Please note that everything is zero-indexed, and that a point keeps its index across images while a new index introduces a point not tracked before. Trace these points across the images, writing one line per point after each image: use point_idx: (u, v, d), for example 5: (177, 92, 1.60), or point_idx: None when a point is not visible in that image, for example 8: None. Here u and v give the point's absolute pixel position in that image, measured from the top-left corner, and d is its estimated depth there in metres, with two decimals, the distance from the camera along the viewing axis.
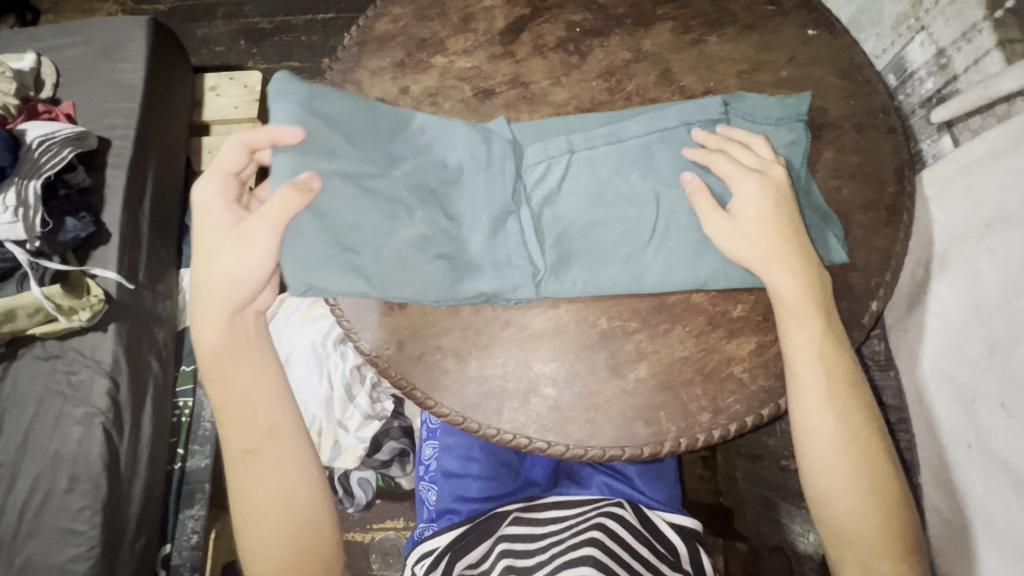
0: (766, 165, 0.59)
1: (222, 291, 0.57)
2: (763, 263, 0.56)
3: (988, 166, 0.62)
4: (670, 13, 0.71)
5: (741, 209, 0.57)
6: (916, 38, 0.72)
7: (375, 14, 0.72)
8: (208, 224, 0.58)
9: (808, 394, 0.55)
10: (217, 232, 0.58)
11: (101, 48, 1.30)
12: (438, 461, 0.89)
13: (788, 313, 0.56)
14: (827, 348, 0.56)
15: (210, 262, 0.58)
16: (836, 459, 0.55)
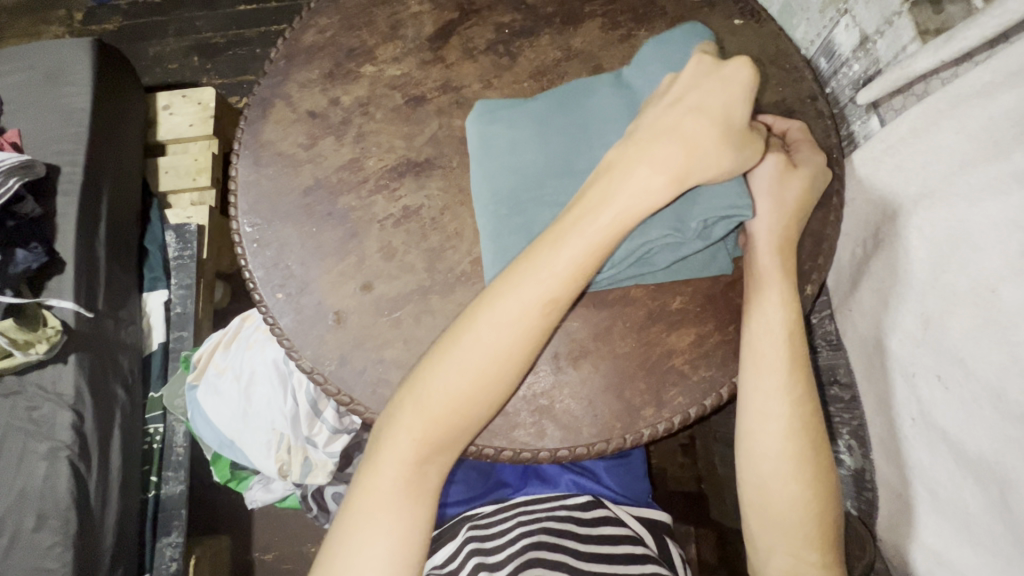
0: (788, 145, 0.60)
1: (647, 201, 0.53)
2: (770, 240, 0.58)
3: (909, 144, 0.63)
4: (599, 9, 0.71)
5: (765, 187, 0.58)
6: (841, 21, 0.73)
7: (302, 26, 0.71)
8: (717, 116, 0.53)
9: (763, 381, 0.56)
10: (722, 129, 0.53)
11: (44, 72, 1.27)
12: None
13: (760, 288, 0.58)
14: (790, 334, 0.57)
15: (665, 147, 0.53)
16: (781, 446, 0.55)
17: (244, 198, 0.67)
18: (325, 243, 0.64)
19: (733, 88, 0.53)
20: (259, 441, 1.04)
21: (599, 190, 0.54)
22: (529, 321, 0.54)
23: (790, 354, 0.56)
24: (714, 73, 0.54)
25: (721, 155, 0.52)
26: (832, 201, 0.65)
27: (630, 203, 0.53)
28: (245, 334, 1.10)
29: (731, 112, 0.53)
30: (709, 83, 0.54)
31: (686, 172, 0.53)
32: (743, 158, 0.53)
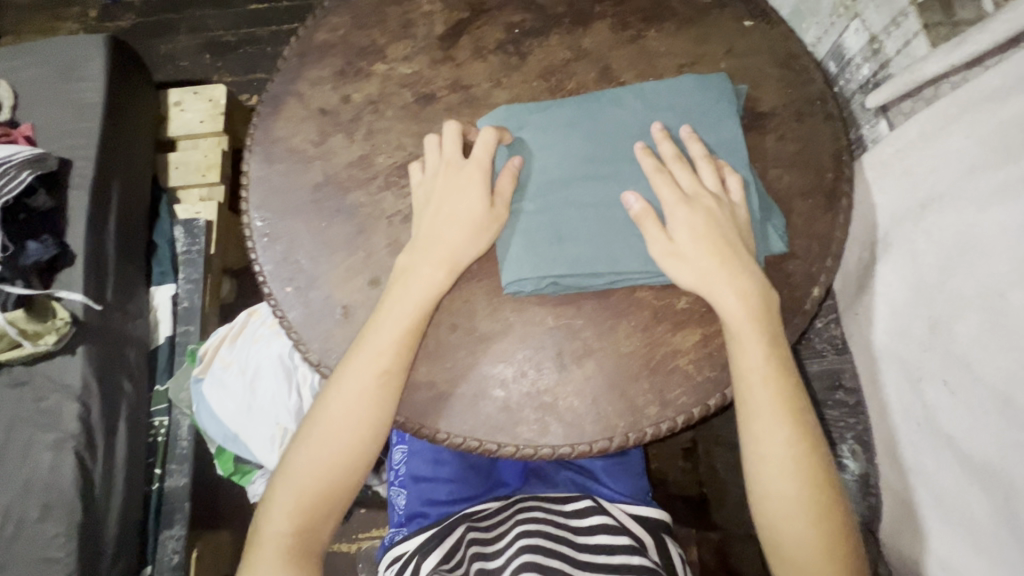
0: (698, 190, 0.59)
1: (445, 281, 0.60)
2: (707, 284, 0.57)
3: (918, 149, 0.63)
4: (608, 10, 0.71)
5: (680, 233, 0.58)
6: (851, 25, 0.74)
7: (315, 24, 0.72)
8: (463, 212, 0.60)
9: (766, 409, 0.56)
10: (472, 219, 0.60)
11: (58, 67, 1.28)
12: (406, 466, 0.88)
13: (738, 337, 0.57)
14: (778, 364, 0.57)
15: (449, 237, 0.60)
16: (788, 461, 0.55)
17: (255, 193, 0.67)
18: (334, 238, 0.65)
19: (473, 186, 0.61)
20: (262, 435, 1.04)
21: (397, 291, 0.60)
22: (360, 394, 0.59)
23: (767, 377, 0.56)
24: (454, 170, 0.62)
25: (468, 241, 0.60)
26: (841, 204, 0.65)
27: (424, 295, 0.59)
28: (251, 329, 1.11)
29: (470, 207, 0.61)
30: (454, 178, 0.61)
31: (456, 262, 0.60)
32: (486, 241, 0.61)
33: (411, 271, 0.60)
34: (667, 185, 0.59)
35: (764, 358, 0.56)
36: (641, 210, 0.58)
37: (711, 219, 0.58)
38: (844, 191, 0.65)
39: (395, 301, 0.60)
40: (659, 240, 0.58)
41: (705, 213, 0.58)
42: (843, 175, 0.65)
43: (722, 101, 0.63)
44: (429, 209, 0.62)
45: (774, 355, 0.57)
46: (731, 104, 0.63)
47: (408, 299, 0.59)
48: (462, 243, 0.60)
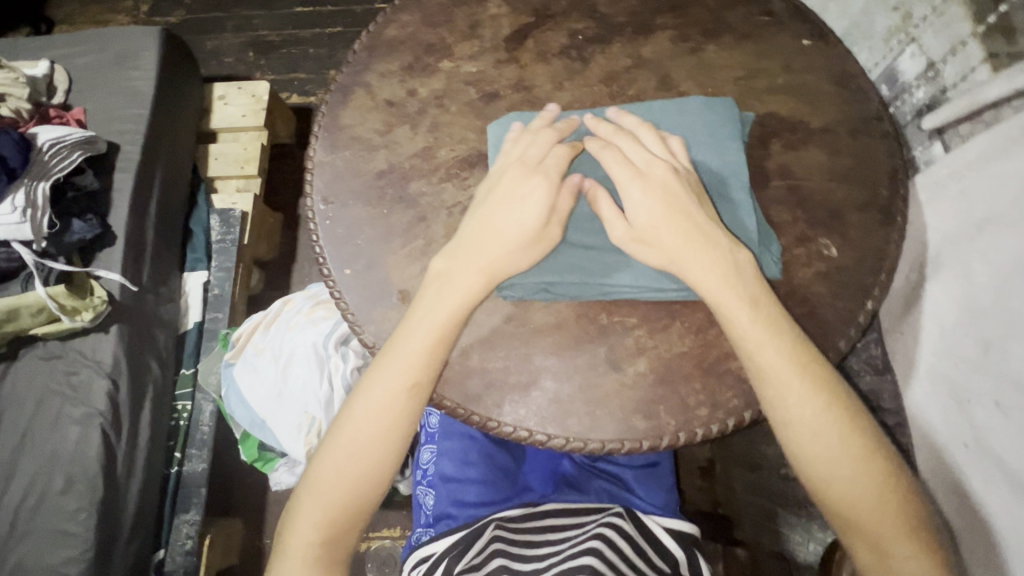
0: (649, 163, 0.60)
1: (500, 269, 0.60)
2: (679, 263, 0.58)
3: (976, 170, 0.63)
4: (669, 22, 0.73)
5: (639, 217, 0.59)
6: (907, 50, 0.75)
7: (385, 21, 0.75)
8: (513, 226, 0.60)
9: (814, 424, 0.55)
10: (519, 233, 0.60)
11: (114, 55, 1.33)
12: (435, 466, 0.88)
13: (719, 308, 0.57)
14: (812, 379, 0.56)
15: (503, 227, 0.60)
16: (834, 443, 0.55)
17: (319, 178, 0.69)
18: (395, 225, 0.66)
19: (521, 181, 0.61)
20: (290, 422, 1.05)
21: (434, 291, 0.60)
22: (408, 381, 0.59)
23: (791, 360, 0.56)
24: (525, 173, 0.61)
25: (518, 253, 0.60)
26: (896, 221, 0.65)
27: (465, 291, 0.59)
28: (285, 317, 1.12)
29: (521, 222, 0.60)
30: (512, 189, 0.61)
31: (497, 268, 0.60)
32: (531, 255, 0.60)
33: (450, 271, 0.60)
34: (619, 162, 0.60)
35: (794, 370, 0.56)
36: (591, 185, 0.61)
37: (670, 194, 0.59)
38: (898, 208, 0.66)
39: (450, 289, 0.60)
40: (620, 228, 0.59)
41: (661, 189, 0.59)
42: (898, 193, 0.66)
43: (729, 123, 0.65)
44: (478, 212, 0.62)
45: (802, 365, 0.56)
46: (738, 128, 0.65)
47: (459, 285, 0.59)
48: (508, 231, 0.60)
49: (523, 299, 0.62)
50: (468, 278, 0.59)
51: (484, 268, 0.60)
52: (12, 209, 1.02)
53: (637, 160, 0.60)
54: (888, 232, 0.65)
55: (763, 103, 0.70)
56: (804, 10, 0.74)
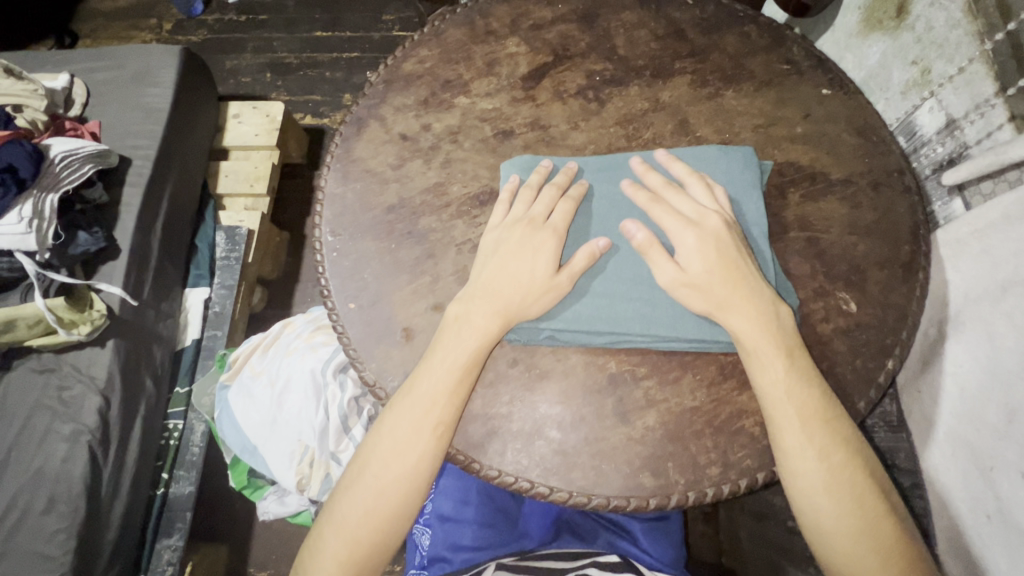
0: (702, 214, 0.60)
1: (512, 308, 0.58)
2: (720, 314, 0.57)
3: (999, 231, 0.62)
4: (688, 67, 0.73)
5: (691, 260, 0.58)
6: (925, 104, 0.75)
7: (403, 55, 0.75)
8: (526, 274, 0.59)
9: (835, 517, 0.52)
10: (536, 281, 0.59)
11: (134, 72, 1.35)
12: (432, 504, 0.83)
13: (753, 356, 0.56)
14: (837, 470, 0.53)
15: (515, 271, 0.59)
16: (844, 512, 0.52)
17: (328, 208, 0.68)
18: (402, 260, 0.65)
19: (530, 233, 0.61)
20: (284, 451, 1.02)
21: (450, 337, 0.58)
22: (425, 421, 0.56)
23: (801, 417, 0.54)
24: (532, 230, 0.61)
25: (534, 299, 0.58)
26: (916, 279, 0.64)
27: (479, 331, 0.58)
28: (284, 341, 1.10)
29: (533, 271, 0.59)
30: (536, 237, 0.60)
31: (513, 311, 0.58)
32: (547, 302, 0.59)
33: (466, 317, 0.59)
34: (668, 212, 0.60)
35: (816, 458, 0.53)
36: (645, 240, 0.59)
37: (725, 240, 0.58)
38: (920, 266, 0.64)
39: (463, 329, 0.58)
40: (671, 272, 0.58)
41: (712, 238, 0.58)
42: (918, 249, 0.65)
43: (749, 172, 0.64)
44: (494, 258, 0.61)
45: (828, 455, 0.53)
46: (754, 175, 0.64)
47: (471, 325, 0.58)
48: (525, 274, 0.59)
49: (530, 343, 0.61)
50: (478, 320, 0.58)
51: (495, 309, 0.58)
52: (19, 219, 1.01)
53: (688, 212, 0.60)
54: (909, 290, 0.63)
55: (782, 151, 0.69)
56: (824, 60, 0.74)
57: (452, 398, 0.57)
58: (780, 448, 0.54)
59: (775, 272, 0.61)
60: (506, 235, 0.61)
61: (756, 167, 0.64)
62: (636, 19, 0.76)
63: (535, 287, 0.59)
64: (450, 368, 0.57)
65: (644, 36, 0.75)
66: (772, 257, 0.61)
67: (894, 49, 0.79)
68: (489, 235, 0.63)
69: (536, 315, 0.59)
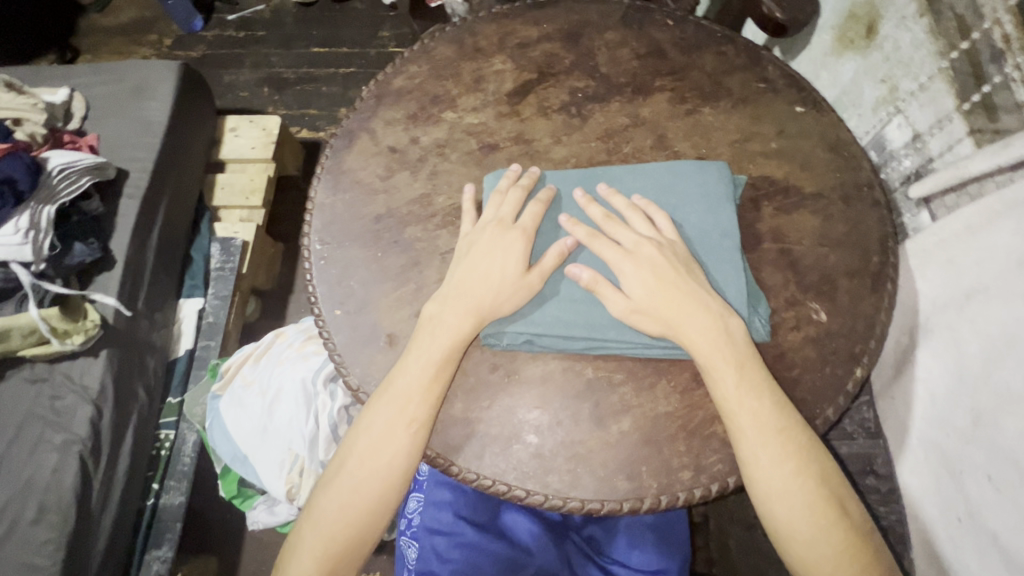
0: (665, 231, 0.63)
1: (485, 312, 0.61)
2: (684, 321, 0.59)
3: (962, 241, 0.64)
4: (667, 84, 0.76)
5: (636, 289, 0.60)
6: (894, 120, 0.78)
7: (394, 71, 0.78)
8: (497, 272, 0.61)
9: (791, 522, 0.54)
10: (506, 279, 0.61)
11: (133, 86, 1.37)
12: (422, 515, 0.80)
13: (713, 363, 0.57)
14: (794, 477, 0.55)
15: (486, 275, 0.61)
16: (801, 517, 0.54)
17: (318, 218, 0.71)
18: (389, 268, 0.67)
19: (504, 241, 0.63)
20: (271, 459, 1.02)
21: (425, 337, 0.61)
22: (395, 424, 0.58)
23: (757, 422, 0.56)
24: (501, 231, 0.63)
25: (505, 297, 0.61)
26: (884, 288, 0.66)
27: (451, 336, 0.60)
28: (276, 350, 1.12)
29: (504, 269, 0.61)
30: (505, 239, 0.63)
31: (485, 309, 0.60)
32: (518, 301, 0.61)
33: (438, 318, 0.61)
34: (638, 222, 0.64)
35: (775, 464, 0.55)
36: (615, 253, 0.62)
37: (669, 271, 0.60)
38: (888, 275, 0.67)
39: (435, 332, 0.60)
40: (618, 302, 0.59)
41: (650, 267, 0.60)
42: (887, 258, 0.67)
43: (722, 184, 0.66)
44: (464, 260, 0.63)
45: (786, 462, 0.55)
46: (728, 188, 0.66)
47: (445, 327, 0.60)
48: (497, 278, 0.61)
49: (515, 348, 0.62)
50: (450, 325, 0.60)
51: (468, 312, 0.60)
52: (16, 230, 1.03)
53: (630, 238, 0.62)
54: (876, 299, 0.66)
55: (756, 165, 0.71)
56: (798, 78, 0.77)
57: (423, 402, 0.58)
58: (739, 454, 0.56)
59: (748, 282, 0.63)
60: (479, 242, 0.64)
61: (730, 180, 0.67)
62: (618, 39, 0.80)
63: (504, 290, 0.61)
64: (422, 370, 0.59)
65: (626, 55, 0.78)
66: (745, 267, 0.63)
67: (865, 68, 0.83)
68: (466, 237, 0.65)
69: (508, 313, 0.61)
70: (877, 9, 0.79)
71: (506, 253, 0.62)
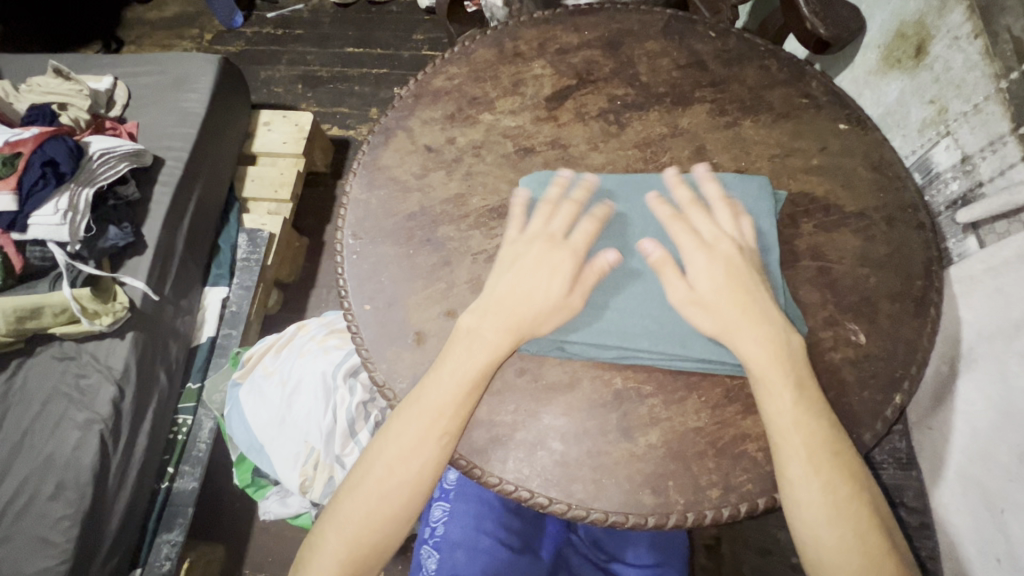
0: (716, 239, 0.61)
1: (529, 326, 0.59)
2: (734, 341, 0.57)
3: (1014, 269, 0.62)
4: (708, 96, 0.75)
5: (703, 282, 0.59)
6: (942, 142, 0.76)
7: (433, 72, 0.79)
8: (540, 291, 0.60)
9: (834, 552, 0.52)
10: (548, 299, 0.60)
11: (174, 77, 1.41)
12: (446, 529, 0.80)
13: (762, 382, 0.56)
14: (840, 503, 0.52)
15: (530, 291, 0.60)
16: (843, 546, 0.52)
17: (352, 213, 0.71)
18: (419, 265, 0.67)
19: (558, 257, 0.61)
20: (289, 451, 1.03)
21: (461, 348, 0.60)
22: (433, 429, 0.57)
23: (809, 445, 0.54)
24: (551, 247, 0.62)
25: (545, 317, 0.59)
26: (926, 314, 0.64)
27: (490, 348, 0.59)
28: (298, 342, 1.12)
29: (548, 288, 0.60)
30: (554, 259, 0.61)
31: (525, 327, 0.59)
32: (561, 319, 0.60)
33: (475, 330, 0.60)
34: (684, 232, 0.62)
35: (821, 490, 0.53)
36: (659, 258, 0.61)
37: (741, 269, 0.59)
38: (931, 302, 0.65)
39: (473, 342, 0.59)
40: (679, 292, 0.59)
41: (724, 261, 0.60)
42: (931, 284, 0.65)
43: (764, 196, 0.65)
44: (509, 272, 0.62)
45: (832, 489, 0.53)
46: (766, 198, 0.65)
47: (485, 340, 0.59)
48: (542, 294, 0.60)
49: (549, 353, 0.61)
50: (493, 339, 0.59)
51: (508, 326, 0.59)
52: (55, 211, 1.06)
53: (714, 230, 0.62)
54: (917, 325, 0.64)
55: (796, 182, 0.70)
56: (843, 96, 0.75)
57: (458, 411, 0.58)
58: (784, 476, 0.54)
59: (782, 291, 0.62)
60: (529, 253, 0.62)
61: (767, 188, 0.66)
62: (659, 48, 0.79)
63: (552, 306, 0.60)
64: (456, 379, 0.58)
65: (667, 65, 0.78)
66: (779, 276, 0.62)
67: (913, 88, 0.81)
68: (509, 247, 0.64)
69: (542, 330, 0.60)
70: (927, 29, 0.77)
71: (552, 270, 0.61)
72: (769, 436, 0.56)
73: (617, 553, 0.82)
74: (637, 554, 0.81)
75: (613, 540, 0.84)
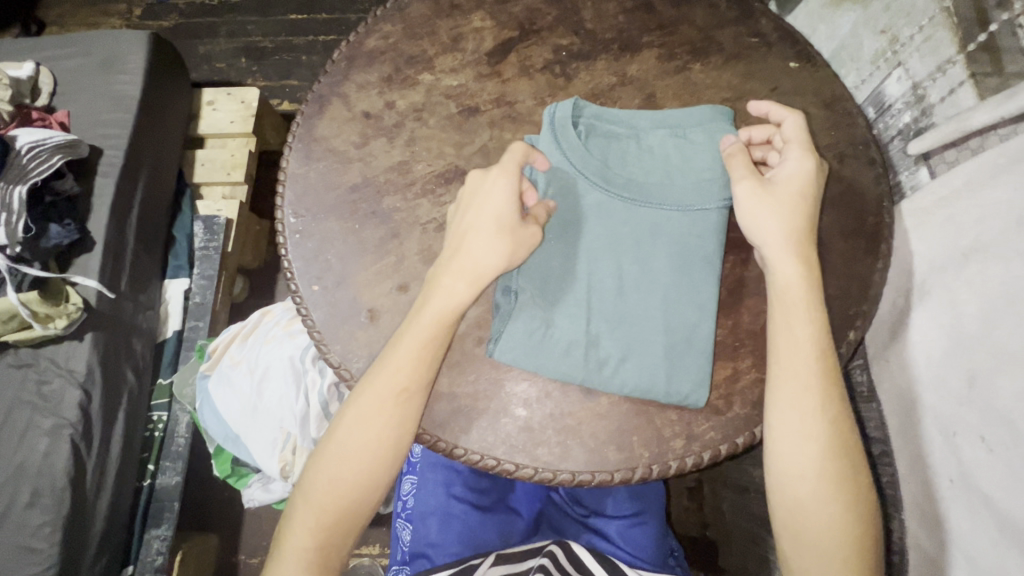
0: (794, 152, 0.59)
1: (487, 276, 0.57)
2: (778, 246, 0.56)
3: (963, 197, 0.62)
4: (656, 41, 0.72)
5: (774, 188, 0.57)
6: (894, 72, 0.75)
7: (366, 31, 0.73)
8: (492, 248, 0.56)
9: (819, 482, 0.53)
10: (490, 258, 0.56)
11: (101, 58, 1.30)
12: (416, 499, 0.84)
13: (790, 307, 0.56)
14: (840, 439, 0.54)
15: (475, 246, 0.57)
16: (826, 481, 0.53)
17: (291, 190, 0.68)
18: (366, 240, 0.65)
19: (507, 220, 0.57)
20: (265, 438, 1.01)
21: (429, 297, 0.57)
22: (384, 403, 0.55)
23: (823, 379, 0.54)
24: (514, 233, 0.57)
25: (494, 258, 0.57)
26: (879, 250, 0.64)
27: (421, 334, 0.56)
28: (263, 328, 1.09)
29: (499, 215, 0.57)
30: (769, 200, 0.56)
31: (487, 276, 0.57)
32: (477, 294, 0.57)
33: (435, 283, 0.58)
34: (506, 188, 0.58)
35: (825, 421, 0.53)
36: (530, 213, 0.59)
37: (808, 184, 0.58)
38: (883, 238, 0.65)
39: (437, 298, 0.57)
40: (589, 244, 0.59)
41: (799, 183, 0.58)
42: (884, 219, 0.65)
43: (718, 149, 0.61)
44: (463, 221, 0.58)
45: (837, 423, 0.54)
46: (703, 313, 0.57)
47: (454, 289, 0.56)
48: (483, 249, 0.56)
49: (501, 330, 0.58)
50: (439, 296, 0.57)
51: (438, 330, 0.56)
52: None
53: (796, 143, 0.59)
54: (873, 262, 0.64)
55: (748, 125, 0.68)
56: (793, 32, 0.73)
57: (382, 435, 0.56)
58: (790, 404, 0.54)
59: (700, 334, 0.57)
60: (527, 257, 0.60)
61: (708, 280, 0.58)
62: None
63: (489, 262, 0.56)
64: (428, 324, 0.56)
65: (612, 10, 0.74)
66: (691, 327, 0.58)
67: (865, 19, 0.78)
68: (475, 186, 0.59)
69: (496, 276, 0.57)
70: None
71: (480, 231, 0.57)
72: (778, 357, 0.56)
73: (597, 505, 0.85)
74: (618, 504, 0.83)
75: (593, 495, 0.85)
